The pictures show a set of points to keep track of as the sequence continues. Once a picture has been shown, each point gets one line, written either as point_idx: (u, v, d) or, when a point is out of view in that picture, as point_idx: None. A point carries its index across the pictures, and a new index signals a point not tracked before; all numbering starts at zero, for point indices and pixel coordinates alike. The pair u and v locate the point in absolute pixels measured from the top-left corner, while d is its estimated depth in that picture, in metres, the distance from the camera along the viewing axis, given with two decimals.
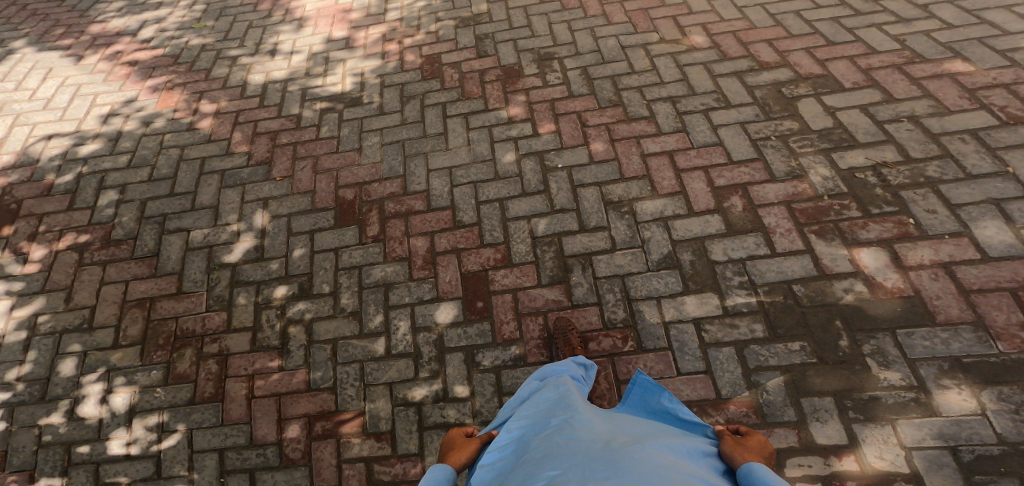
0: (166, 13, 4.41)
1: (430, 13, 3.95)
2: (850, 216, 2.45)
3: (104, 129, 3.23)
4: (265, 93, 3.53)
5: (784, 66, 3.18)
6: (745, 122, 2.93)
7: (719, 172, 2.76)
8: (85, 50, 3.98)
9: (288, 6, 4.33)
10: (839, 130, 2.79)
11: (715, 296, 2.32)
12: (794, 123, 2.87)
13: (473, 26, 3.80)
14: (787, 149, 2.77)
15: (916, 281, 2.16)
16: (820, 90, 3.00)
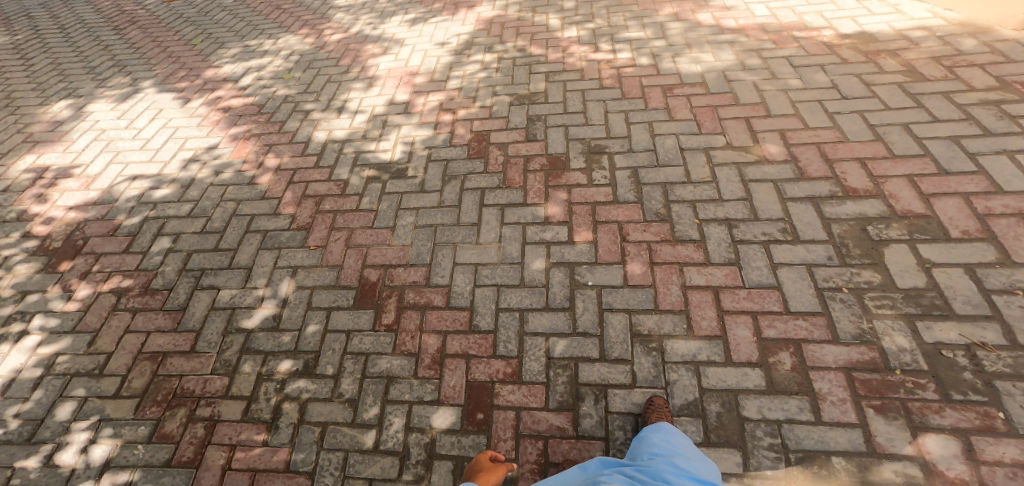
0: (267, 61, 4.87)
1: (490, 85, 3.97)
2: (923, 397, 1.95)
3: (181, 175, 3.60)
4: (322, 153, 3.74)
5: (876, 196, 2.70)
6: (813, 265, 2.52)
7: (770, 321, 2.36)
8: (194, 93, 4.52)
9: (366, 63, 4.57)
10: (931, 293, 2.28)
11: (738, 454, 1.93)
12: (875, 274, 2.40)
13: (527, 105, 3.76)
14: (859, 307, 2.31)
15: (988, 478, 1.72)
16: (916, 234, 2.50)
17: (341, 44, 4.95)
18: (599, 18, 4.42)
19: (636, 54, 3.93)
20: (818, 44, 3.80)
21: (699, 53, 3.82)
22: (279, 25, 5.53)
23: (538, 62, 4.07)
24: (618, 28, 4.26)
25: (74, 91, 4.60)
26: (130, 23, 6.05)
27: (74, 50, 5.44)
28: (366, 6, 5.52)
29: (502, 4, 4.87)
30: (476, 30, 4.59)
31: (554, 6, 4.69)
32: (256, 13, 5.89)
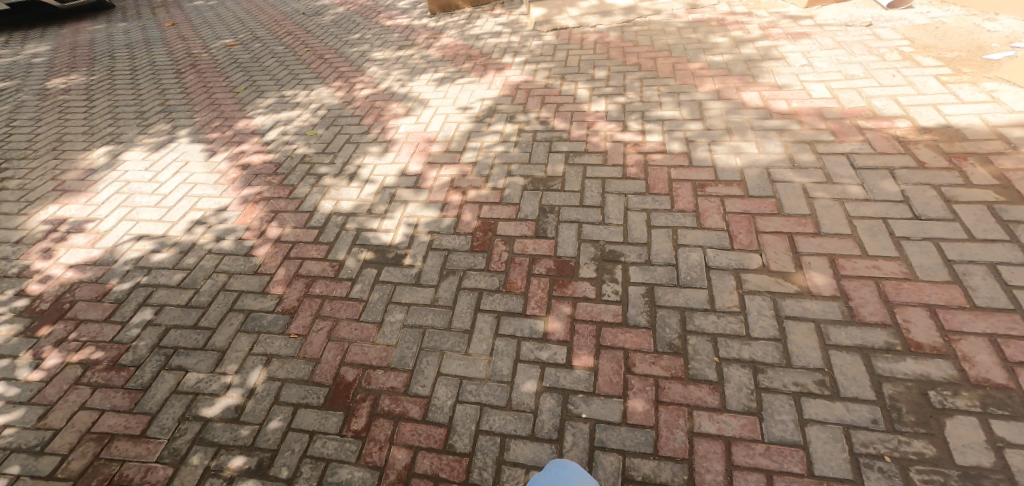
0: (296, 115, 4.89)
1: (505, 162, 3.81)
2: None
3: (183, 238, 3.74)
4: (325, 227, 3.74)
5: (945, 356, 2.26)
6: (851, 427, 2.10)
7: (787, 482, 1.99)
8: (222, 146, 4.59)
9: (387, 125, 4.48)
10: (996, 475, 1.88)
11: None
12: (929, 447, 1.98)
13: (540, 191, 3.59)
14: (902, 479, 1.91)
15: None
16: (991, 407, 2.06)
17: (369, 100, 4.91)
18: (631, 90, 4.25)
19: (667, 137, 3.73)
20: (889, 138, 3.30)
21: (740, 140, 3.56)
22: (317, 75, 5.60)
23: (559, 138, 3.91)
24: (650, 103, 4.05)
25: (118, 136, 4.78)
26: (191, 66, 6.35)
27: (134, 91, 5.73)
28: (401, 61, 5.53)
29: (531, 68, 4.87)
30: (501, 96, 4.48)
31: (586, 76, 4.57)
32: (301, 62, 6.01)
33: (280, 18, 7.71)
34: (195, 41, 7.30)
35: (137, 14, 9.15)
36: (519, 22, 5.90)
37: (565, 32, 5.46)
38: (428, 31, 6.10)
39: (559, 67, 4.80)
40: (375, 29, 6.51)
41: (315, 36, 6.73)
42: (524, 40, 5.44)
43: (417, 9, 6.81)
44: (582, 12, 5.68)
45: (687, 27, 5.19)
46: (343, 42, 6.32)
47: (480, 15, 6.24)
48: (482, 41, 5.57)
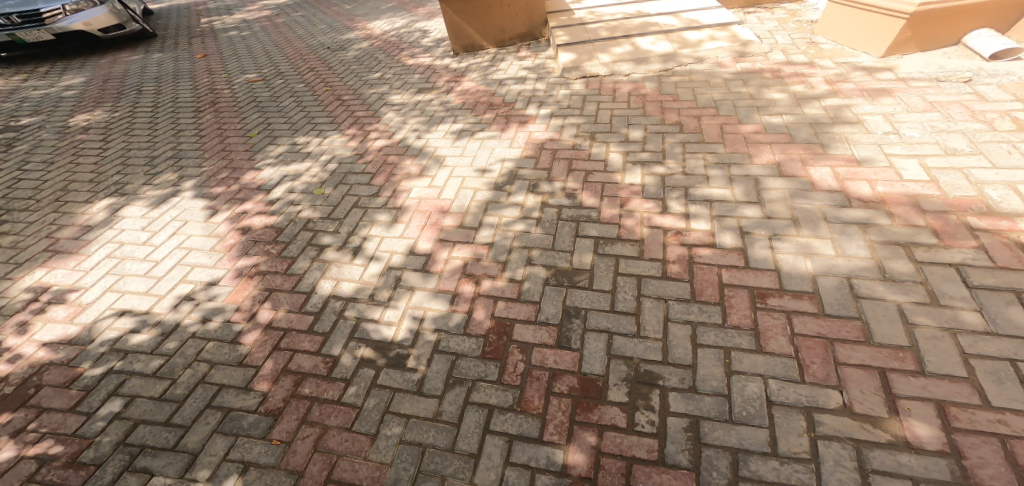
0: (305, 169, 4.61)
1: (525, 246, 3.52)
2: None
3: (168, 316, 3.49)
4: (321, 313, 3.47)
5: None
6: None
7: None
8: (224, 203, 4.32)
9: (398, 187, 4.17)
10: None
11: None
12: None
13: (565, 286, 3.26)
14: None
15: None
16: None
17: (381, 154, 4.59)
18: (670, 157, 3.82)
19: (716, 226, 3.34)
20: (1011, 246, 2.75)
21: (811, 236, 3.11)
22: (332, 120, 5.30)
23: (587, 218, 3.58)
24: (693, 178, 3.64)
25: (122, 187, 4.56)
26: (211, 104, 6.17)
27: (150, 131, 5.55)
28: (419, 108, 5.19)
29: (558, 122, 4.42)
30: (523, 158, 4.10)
31: (619, 136, 4.12)
32: (318, 103, 5.74)
33: (306, 53, 7.54)
34: (220, 75, 7.20)
35: (173, 44, 9.21)
36: (546, 67, 5.46)
37: (596, 80, 5.00)
38: (451, 74, 5.76)
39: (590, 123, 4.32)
40: (397, 69, 6.23)
41: (337, 75, 6.48)
42: (550, 89, 5.02)
43: (440, 48, 6.50)
44: (615, 57, 5.21)
45: (734, 78, 4.62)
46: (362, 82, 6.06)
47: (505, 57, 5.86)
48: (506, 90, 5.17)
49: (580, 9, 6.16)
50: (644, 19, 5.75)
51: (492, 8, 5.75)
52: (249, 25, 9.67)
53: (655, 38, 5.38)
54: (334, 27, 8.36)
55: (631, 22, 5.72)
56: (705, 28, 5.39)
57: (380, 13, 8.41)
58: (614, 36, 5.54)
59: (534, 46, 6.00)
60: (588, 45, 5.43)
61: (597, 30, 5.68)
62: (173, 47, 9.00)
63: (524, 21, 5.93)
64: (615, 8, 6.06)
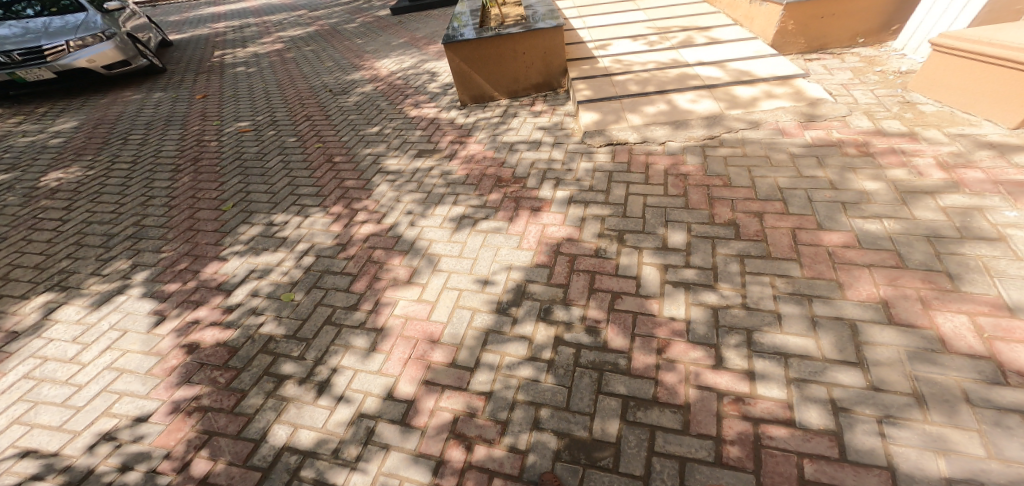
0: (277, 260, 4.01)
1: (532, 402, 2.85)
2: None
3: (78, 462, 2.96)
4: (270, 470, 2.82)
5: None
6: None
7: None
8: (173, 307, 3.79)
9: (380, 296, 3.62)
10: None
11: None
12: None
13: (584, 465, 2.56)
14: None
15: None
16: None
17: (366, 245, 3.94)
18: (725, 279, 3.14)
19: (796, 395, 2.57)
20: None
21: (946, 425, 2.29)
22: (317, 192, 4.57)
23: (613, 366, 2.93)
24: (758, 316, 2.91)
25: (67, 277, 4.04)
26: (192, 161, 5.40)
27: (118, 197, 4.87)
28: (415, 178, 4.44)
29: (579, 212, 3.76)
30: (534, 266, 3.50)
31: (656, 238, 3.47)
32: (306, 164, 5.01)
33: (307, 97, 6.81)
34: (210, 118, 6.56)
35: (178, 81, 8.46)
36: (567, 129, 4.59)
37: (626, 149, 4.17)
38: (455, 131, 4.98)
39: (618, 218, 3.65)
40: (399, 122, 5.47)
41: (334, 127, 5.70)
42: (568, 161, 4.21)
43: (447, 96, 5.75)
44: (645, 120, 4.35)
45: (804, 153, 3.62)
46: (358, 137, 5.30)
47: (518, 111, 5.05)
48: (516, 159, 4.35)
49: (604, 55, 5.30)
50: (680, 70, 4.82)
51: (503, 55, 4.94)
52: (257, 60, 9.17)
53: (695, 95, 4.46)
54: (341, 65, 7.69)
55: (667, 72, 4.82)
56: (759, 82, 4.42)
57: (389, 50, 7.73)
58: (647, 91, 4.64)
59: (551, 98, 5.15)
60: (615, 104, 4.59)
61: (626, 82, 4.81)
62: (176, 84, 8.24)
63: (540, 69, 5.11)
64: (645, 55, 5.16)
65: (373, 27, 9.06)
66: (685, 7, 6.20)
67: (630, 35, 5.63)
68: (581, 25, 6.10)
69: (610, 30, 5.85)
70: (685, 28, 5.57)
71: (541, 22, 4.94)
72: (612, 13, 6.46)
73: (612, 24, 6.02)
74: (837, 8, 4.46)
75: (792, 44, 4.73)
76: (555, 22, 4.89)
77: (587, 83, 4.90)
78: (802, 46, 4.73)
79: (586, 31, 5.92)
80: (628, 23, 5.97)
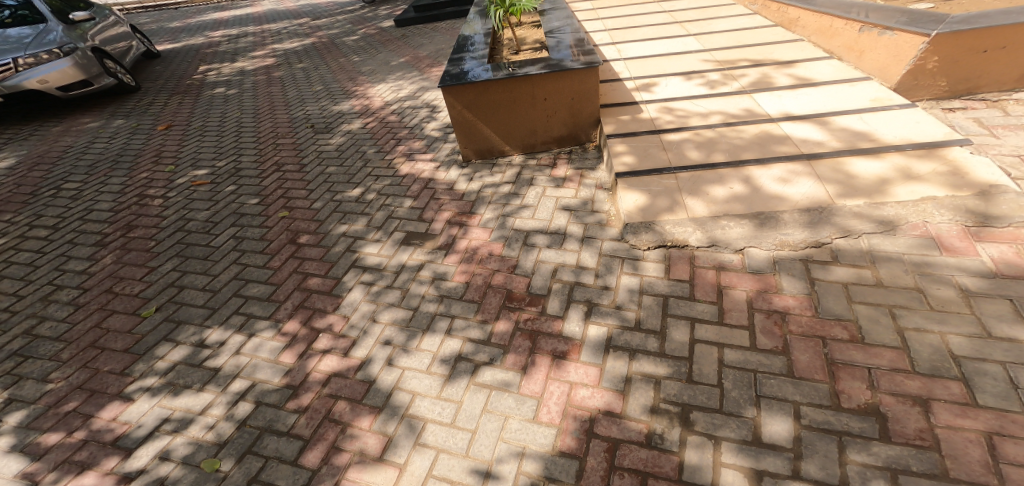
0: (202, 406, 2.92)
1: None
2: None
3: None
4: None
5: None
6: None
7: None
8: (48, 472, 2.67)
9: (340, 480, 2.48)
10: None
11: None
12: None
13: None
14: None
15: None
16: None
17: (325, 392, 2.88)
18: None
19: None
20: None
21: None
22: (270, 294, 3.47)
23: None
24: None
25: None
26: (125, 229, 4.07)
27: (17, 286, 3.71)
28: (397, 285, 3.35)
29: (625, 368, 2.64)
30: (556, 455, 2.38)
31: (743, 425, 2.31)
32: (261, 249, 3.74)
33: (283, 134, 5.10)
34: (161, 152, 5.22)
35: (146, 103, 6.45)
36: (605, 215, 3.36)
37: (686, 256, 3.02)
38: (455, 205, 3.69)
39: (679, 384, 2.52)
40: (385, 182, 4.03)
41: (305, 184, 4.25)
42: (603, 270, 3.09)
43: (448, 145, 4.29)
44: (712, 210, 3.11)
45: (983, 290, 2.41)
46: (332, 206, 3.93)
47: (534, 176, 3.71)
48: (533, 263, 3.24)
49: (647, 101, 3.97)
50: (759, 126, 3.41)
51: (518, 99, 3.57)
52: (242, 78, 6.65)
53: (784, 171, 3.10)
54: (330, 90, 5.76)
55: (741, 130, 3.44)
56: (887, 152, 2.99)
57: (387, 70, 5.84)
58: (713, 161, 3.32)
59: (577, 157, 3.81)
60: (668, 181, 3.31)
61: (681, 144, 3.49)
62: (143, 108, 6.34)
63: (565, 119, 3.72)
64: (704, 102, 3.79)
65: (372, 39, 7.16)
66: (752, 30, 4.74)
67: (681, 70, 4.26)
68: (616, 54, 4.74)
69: (654, 62, 4.48)
70: (755, 61, 4.14)
71: (569, 58, 3.55)
72: (654, 35, 5.04)
73: (656, 53, 4.63)
74: (1010, 40, 3.11)
75: (927, 88, 3.37)
76: (589, 59, 3.50)
77: (628, 144, 3.58)
78: (941, 90, 3.38)
79: (622, 63, 4.56)
80: (677, 52, 4.58)
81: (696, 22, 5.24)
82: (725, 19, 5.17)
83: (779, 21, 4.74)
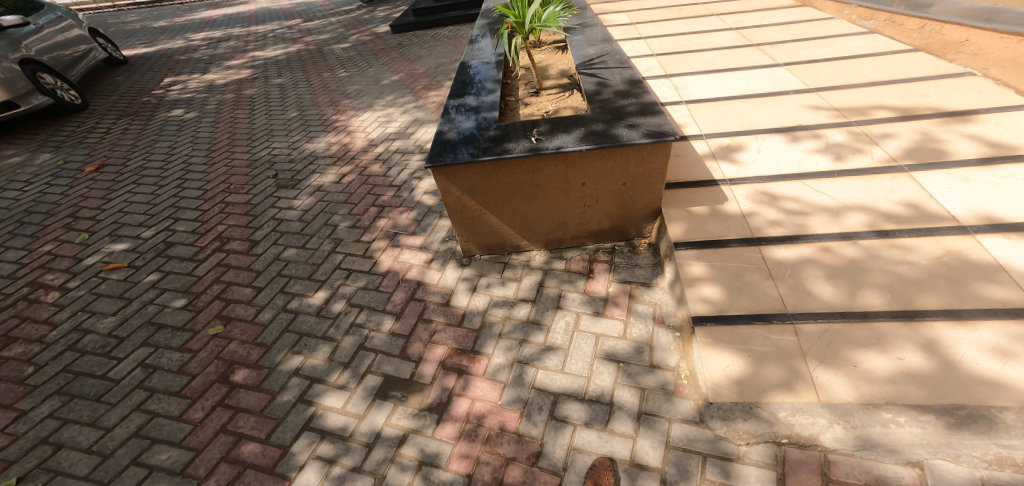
0: None
1: None
2: None
3: None
4: None
5: None
6: None
7: None
8: None
9: None
10: None
11: None
12: None
13: None
14: None
15: None
16: None
17: None
18: None
19: None
20: None
21: None
22: (185, 466, 2.27)
23: None
24: None
25: None
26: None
27: None
28: (369, 467, 2.17)
29: None
30: None
31: None
32: (177, 389, 2.57)
33: (235, 186, 3.80)
34: (77, 197, 3.91)
35: (87, 130, 4.92)
36: (675, 372, 2.19)
37: (814, 461, 1.80)
38: (453, 334, 2.54)
39: None
40: (358, 282, 2.83)
41: (252, 277, 3.01)
42: (674, 475, 1.89)
43: (445, 223, 3.06)
44: (862, 395, 1.83)
45: None
46: (282, 326, 2.74)
47: (563, 289, 2.55)
48: (565, 452, 2.06)
49: (732, 181, 2.49)
50: (940, 239, 2.05)
51: (544, 184, 2.28)
52: (207, 96, 5.32)
53: (1002, 333, 1.81)
54: (305, 118, 4.45)
55: (908, 245, 2.07)
56: None
57: (375, 92, 4.58)
58: (860, 307, 1.99)
59: (623, 261, 2.61)
60: (780, 337, 2.02)
61: (801, 267, 2.13)
62: (76, 139, 4.75)
63: (610, 210, 2.40)
64: (828, 185, 2.34)
65: (365, 48, 5.88)
66: (876, 58, 3.14)
67: (781, 123, 2.70)
68: (675, 94, 3.12)
69: (733, 107, 2.91)
70: (898, 108, 2.63)
71: (622, 122, 2.20)
72: (727, 62, 3.39)
73: (737, 93, 3.03)
74: None
75: None
76: (657, 127, 2.13)
77: (704, 260, 2.24)
78: None
79: (684, 110, 2.97)
80: (768, 91, 2.98)
81: (783, 43, 3.57)
82: (826, 40, 3.52)
83: (922, 44, 3.16)
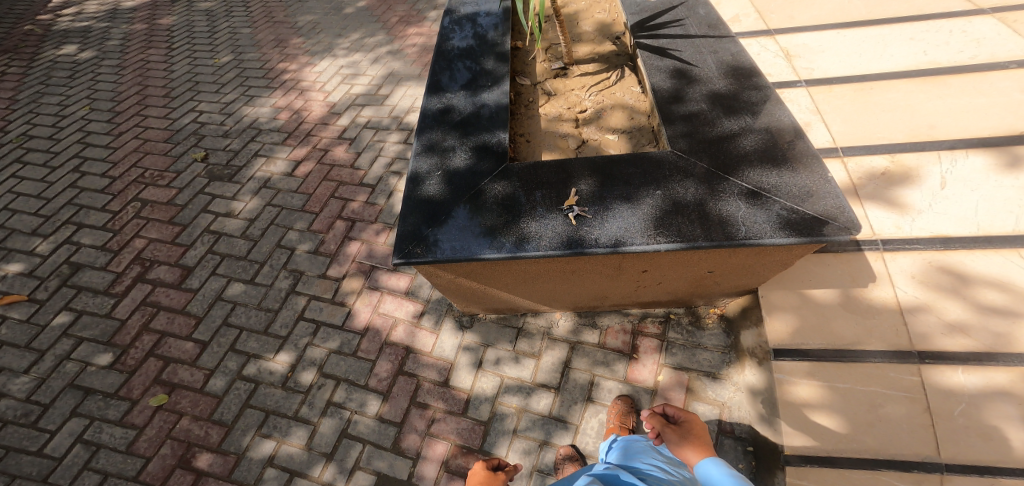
0: None
1: None
2: None
3: None
4: None
5: None
6: None
7: None
8: None
9: None
10: None
11: None
12: None
13: None
14: None
15: None
16: None
17: None
18: None
19: None
20: None
21: None
22: None
23: None
24: None
25: None
26: None
27: None
28: None
29: None
30: None
31: None
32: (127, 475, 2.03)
33: (151, 173, 2.97)
34: None
35: None
36: None
37: None
38: (455, 425, 1.97)
39: None
40: (330, 343, 2.22)
41: (193, 326, 2.37)
42: None
43: None
44: None
45: None
46: (242, 401, 2.15)
47: (597, 375, 1.96)
48: None
49: (887, 242, 1.67)
50: None
51: (583, 270, 1.48)
52: (109, 27, 4.20)
53: None
54: (241, 67, 3.50)
55: None
56: None
57: (336, 26, 3.71)
58: None
59: (680, 339, 1.97)
60: None
61: (986, 403, 1.42)
62: None
63: (685, 287, 1.63)
64: None
65: None
66: None
67: (983, 131, 1.74)
68: (790, 69, 2.08)
69: (897, 95, 1.89)
70: None
71: (734, 183, 1.28)
72: (880, 5, 2.23)
73: (903, 65, 1.97)
74: None
75: None
76: (803, 201, 1.21)
77: (818, 377, 1.59)
78: None
79: (805, 98, 1.97)
80: (964, 63, 1.91)
81: None
82: None
83: None
